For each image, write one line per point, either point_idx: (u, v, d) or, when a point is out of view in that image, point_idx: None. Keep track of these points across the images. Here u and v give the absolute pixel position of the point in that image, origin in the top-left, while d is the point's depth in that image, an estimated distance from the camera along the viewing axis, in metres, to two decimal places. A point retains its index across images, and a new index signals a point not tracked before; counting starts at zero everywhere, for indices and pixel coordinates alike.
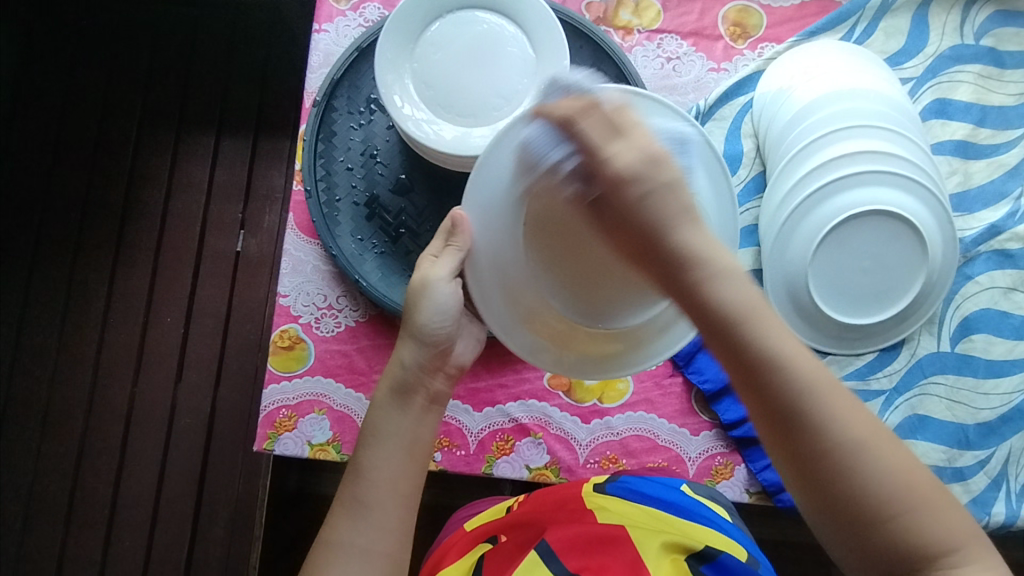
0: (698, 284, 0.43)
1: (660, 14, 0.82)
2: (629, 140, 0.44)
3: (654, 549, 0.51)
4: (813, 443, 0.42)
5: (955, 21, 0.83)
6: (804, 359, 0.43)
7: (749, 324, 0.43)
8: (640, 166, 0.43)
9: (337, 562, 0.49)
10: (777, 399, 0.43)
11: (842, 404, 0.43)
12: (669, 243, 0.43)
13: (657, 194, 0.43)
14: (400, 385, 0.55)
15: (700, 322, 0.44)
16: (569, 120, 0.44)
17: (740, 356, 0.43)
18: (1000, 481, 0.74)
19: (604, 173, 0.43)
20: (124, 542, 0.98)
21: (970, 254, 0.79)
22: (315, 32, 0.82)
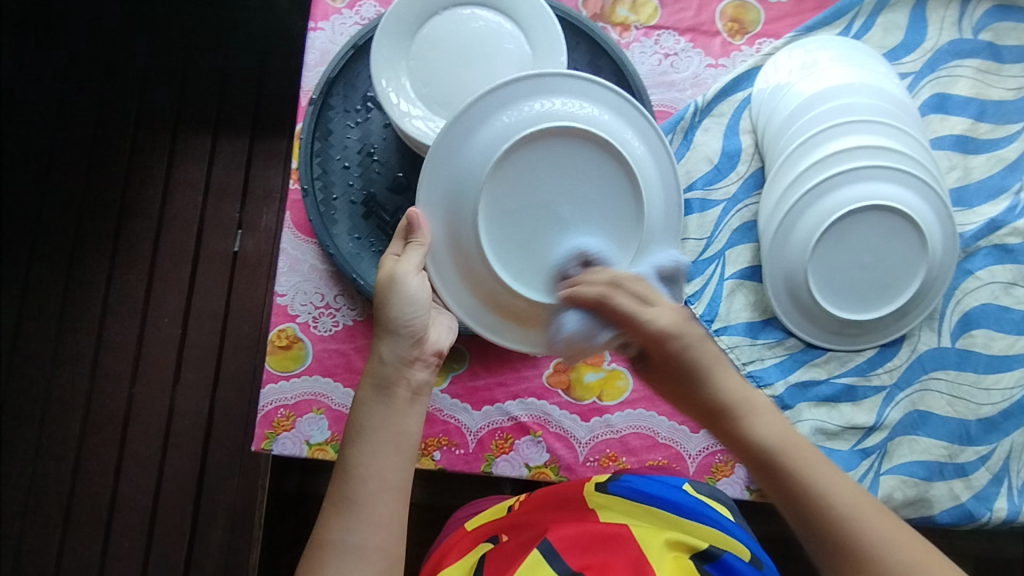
0: (736, 427, 0.44)
1: (657, 10, 0.82)
2: (660, 306, 0.47)
3: (657, 549, 0.49)
4: (868, 575, 0.38)
5: (952, 16, 0.83)
6: (846, 489, 0.41)
7: (790, 462, 0.42)
8: (676, 324, 0.46)
9: (329, 564, 0.45)
10: (821, 534, 0.40)
11: (887, 527, 0.39)
12: (706, 389, 0.45)
13: (695, 344, 0.45)
14: (378, 379, 0.52)
15: (750, 466, 0.44)
16: (603, 293, 0.49)
17: (777, 488, 0.42)
18: (1002, 477, 0.74)
19: (644, 332, 0.46)
20: (122, 543, 0.98)
21: (970, 249, 0.78)
22: (311, 31, 0.82)
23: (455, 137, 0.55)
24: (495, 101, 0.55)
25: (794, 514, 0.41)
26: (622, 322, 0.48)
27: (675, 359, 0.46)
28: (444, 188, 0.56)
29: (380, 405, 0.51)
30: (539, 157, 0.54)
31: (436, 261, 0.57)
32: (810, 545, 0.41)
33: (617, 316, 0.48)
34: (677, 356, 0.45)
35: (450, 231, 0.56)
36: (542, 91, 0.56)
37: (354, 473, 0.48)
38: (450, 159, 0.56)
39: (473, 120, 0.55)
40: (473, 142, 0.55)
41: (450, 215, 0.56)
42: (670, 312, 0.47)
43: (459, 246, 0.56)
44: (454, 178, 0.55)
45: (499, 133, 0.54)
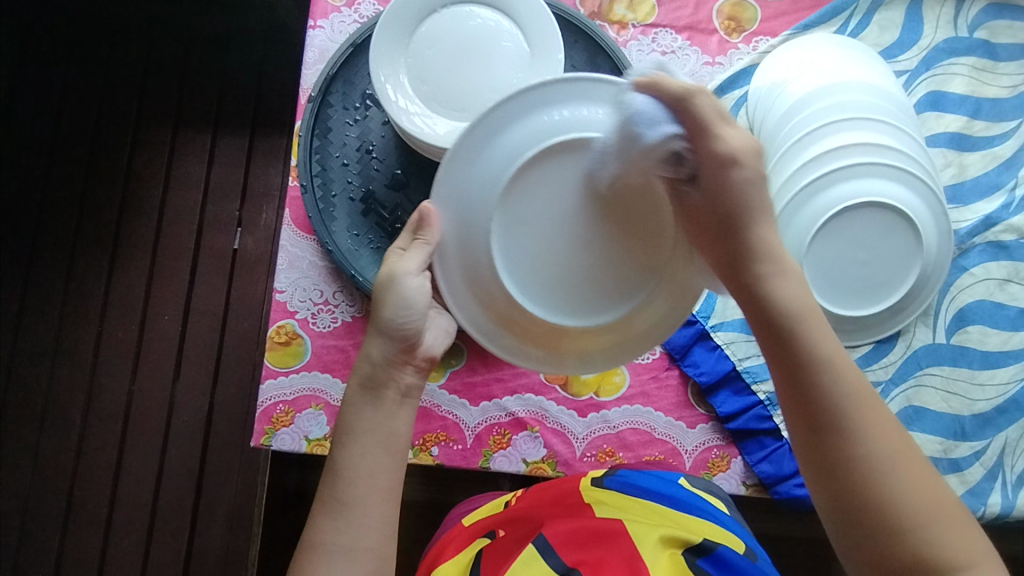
0: (754, 280, 0.48)
1: (655, 9, 0.83)
2: (737, 127, 0.49)
3: (651, 544, 0.50)
4: (842, 448, 0.43)
5: (948, 14, 0.83)
6: (846, 365, 0.45)
7: (798, 324, 0.46)
8: (747, 152, 0.48)
9: (319, 565, 0.46)
10: (810, 395, 0.44)
11: (873, 412, 0.44)
12: (742, 235, 0.48)
13: (754, 183, 0.48)
14: (366, 379, 0.52)
15: (755, 320, 0.48)
16: (687, 94, 0.48)
17: (780, 350, 0.46)
18: (996, 472, 0.74)
19: (705, 151, 0.48)
20: (123, 539, 0.98)
21: (965, 246, 0.79)
22: (310, 28, 0.82)
23: (471, 147, 0.52)
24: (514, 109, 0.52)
25: (788, 373, 0.45)
26: (697, 131, 0.48)
27: (727, 196, 0.48)
28: (455, 201, 0.53)
29: (369, 409, 0.51)
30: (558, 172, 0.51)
31: (442, 259, 0.54)
32: (790, 401, 0.45)
33: (694, 124, 0.48)
34: (724, 197, 0.48)
35: (463, 244, 0.54)
36: (565, 98, 0.52)
37: (345, 475, 0.49)
38: (463, 169, 0.53)
39: (492, 128, 0.52)
40: (486, 155, 0.52)
41: (462, 228, 0.53)
42: (745, 141, 0.49)
43: (471, 262, 0.53)
44: (467, 191, 0.53)
45: (520, 144, 0.51)
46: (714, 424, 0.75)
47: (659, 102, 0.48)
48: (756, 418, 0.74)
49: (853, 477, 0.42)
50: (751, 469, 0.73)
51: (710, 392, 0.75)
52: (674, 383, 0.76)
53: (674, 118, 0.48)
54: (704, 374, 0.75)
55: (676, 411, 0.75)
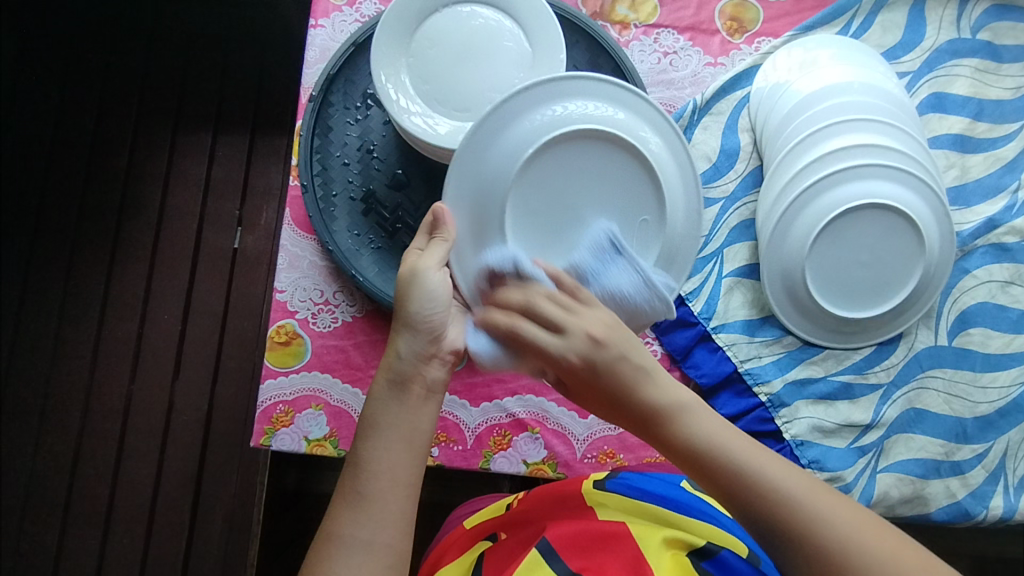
0: (667, 435, 0.47)
1: (657, 9, 0.82)
2: (581, 317, 0.48)
3: (656, 546, 0.49)
4: (812, 547, 0.41)
5: (951, 15, 0.83)
6: (784, 473, 0.44)
7: (716, 456, 0.45)
8: (596, 340, 0.47)
9: (336, 558, 0.45)
10: (765, 519, 0.43)
11: (828, 501, 0.43)
12: (632, 401, 0.47)
13: (619, 359, 0.47)
14: (394, 374, 0.50)
15: (685, 465, 0.46)
16: (513, 322, 0.49)
17: (717, 482, 0.45)
18: (998, 475, 0.74)
19: (561, 350, 0.47)
20: (121, 539, 0.98)
21: (967, 248, 0.78)
22: (311, 28, 0.82)
23: (482, 137, 0.56)
24: (520, 103, 0.56)
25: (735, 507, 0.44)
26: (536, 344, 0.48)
27: (600, 377, 0.47)
28: (468, 196, 0.57)
29: (395, 404, 0.50)
30: (564, 160, 0.56)
31: (459, 256, 0.55)
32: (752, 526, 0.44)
33: (530, 350, 0.48)
34: (602, 381, 0.47)
35: (475, 229, 0.56)
36: (567, 93, 0.57)
37: (365, 470, 0.47)
38: (476, 157, 0.56)
39: (500, 120, 0.56)
40: (492, 154, 0.56)
41: (473, 213, 0.56)
42: (603, 322, 0.48)
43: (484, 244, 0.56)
44: (480, 175, 0.56)
45: (526, 134, 0.56)
46: None
47: (495, 335, 0.50)
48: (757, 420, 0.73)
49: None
50: None
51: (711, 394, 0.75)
52: None
53: (512, 347, 0.50)
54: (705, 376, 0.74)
55: None
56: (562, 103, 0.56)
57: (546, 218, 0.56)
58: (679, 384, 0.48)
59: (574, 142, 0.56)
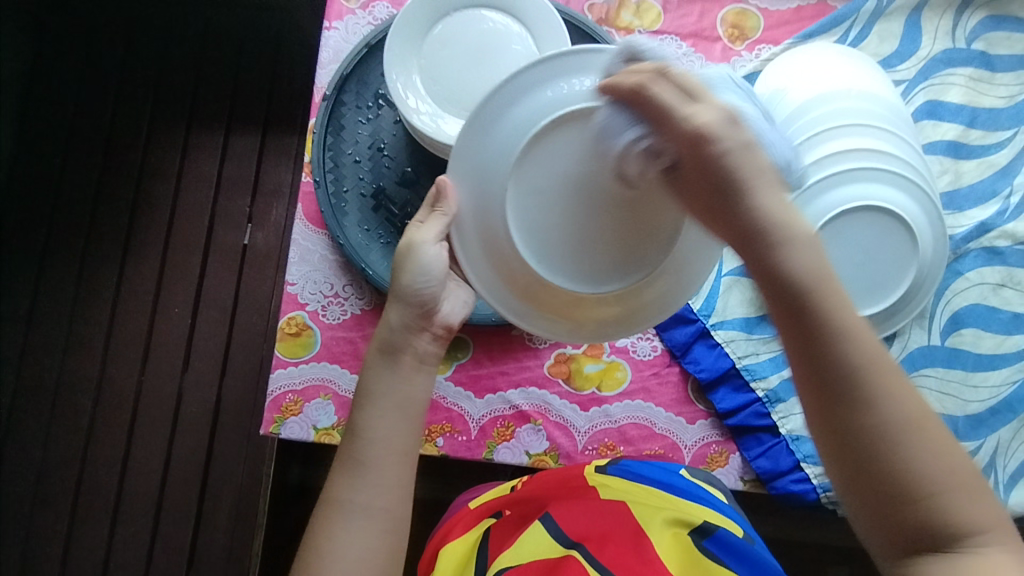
0: (765, 256, 0.45)
1: (661, 16, 0.85)
2: (706, 103, 0.46)
3: (657, 525, 0.52)
4: (861, 418, 0.42)
5: (947, 26, 0.85)
6: (869, 341, 0.44)
7: (816, 297, 0.44)
8: (720, 126, 0.45)
9: (338, 518, 0.49)
10: (834, 368, 0.43)
11: (893, 380, 0.43)
12: (743, 211, 0.45)
13: (737, 151, 0.45)
14: (385, 345, 0.54)
15: (771, 294, 0.45)
16: (640, 84, 0.46)
17: (795, 325, 0.44)
18: (989, 472, 0.76)
19: (680, 134, 0.45)
20: (129, 527, 1.00)
21: (960, 251, 0.81)
22: (325, 29, 0.84)
23: (485, 120, 0.54)
24: (524, 82, 0.53)
25: (807, 344, 0.44)
26: (658, 119, 0.46)
27: (712, 172, 0.45)
28: (471, 173, 0.55)
29: (387, 372, 0.54)
30: (571, 140, 0.52)
31: (459, 229, 0.56)
32: (811, 376, 0.44)
33: (651, 112, 0.46)
34: (716, 164, 0.44)
35: (478, 210, 0.55)
36: (576, 71, 0.53)
37: (363, 437, 0.51)
38: (476, 140, 0.54)
39: (505, 100, 0.54)
40: (497, 131, 0.54)
41: (476, 195, 0.55)
42: (721, 117, 0.45)
43: (486, 228, 0.55)
44: (482, 157, 0.54)
45: (533, 111, 0.53)
46: (713, 420, 0.76)
47: (619, 109, 0.47)
48: (755, 414, 0.75)
49: (876, 446, 0.42)
50: (749, 464, 0.75)
51: (709, 389, 0.77)
52: (675, 380, 0.77)
53: (638, 124, 0.46)
54: (704, 371, 0.77)
55: (676, 406, 0.77)
56: (571, 81, 0.53)
57: (550, 196, 0.53)
58: (795, 208, 0.46)
59: (580, 119, 0.52)
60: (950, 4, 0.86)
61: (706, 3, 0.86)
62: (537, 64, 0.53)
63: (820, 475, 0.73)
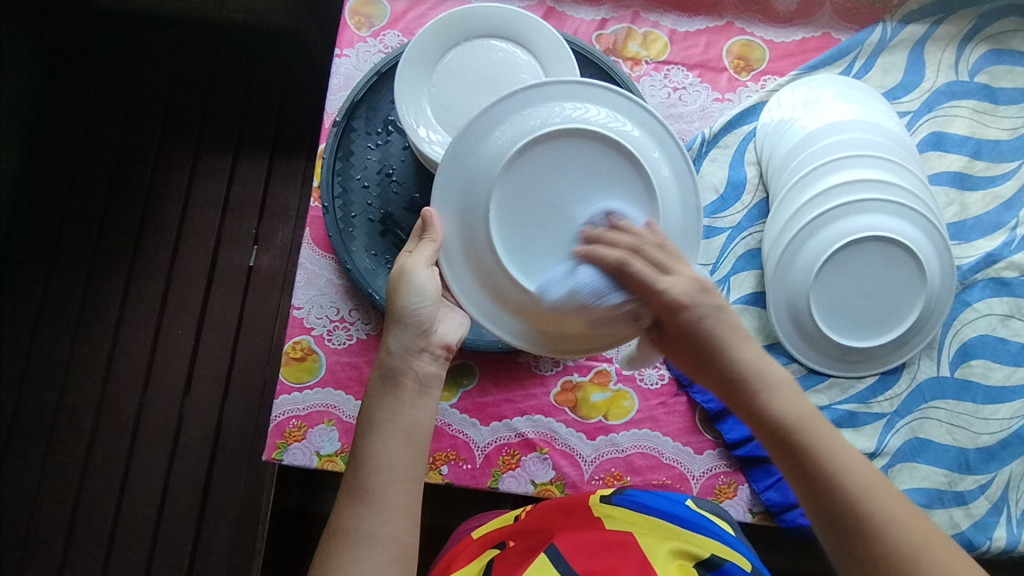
0: (748, 398, 0.47)
1: (667, 46, 0.86)
2: (677, 274, 0.49)
3: (662, 556, 0.51)
4: (873, 548, 0.41)
5: (950, 59, 0.86)
6: (868, 473, 0.44)
7: (803, 436, 0.45)
8: (694, 295, 0.48)
9: (344, 551, 0.46)
10: (840, 504, 0.43)
11: (905, 513, 0.42)
12: (725, 362, 0.47)
13: (711, 316, 0.48)
14: (386, 370, 0.53)
15: (763, 437, 0.47)
16: (623, 258, 0.50)
17: (791, 463, 0.45)
18: (1001, 506, 0.75)
19: (661, 302, 0.49)
20: (125, 553, 0.98)
21: (968, 281, 0.81)
22: (337, 56, 0.85)
23: (466, 147, 0.56)
24: (501, 111, 0.56)
25: (809, 483, 0.44)
26: (640, 289, 0.49)
27: (691, 332, 0.48)
28: (457, 195, 0.57)
29: (388, 397, 0.51)
30: (549, 160, 0.55)
31: (447, 255, 0.57)
32: (818, 516, 0.44)
33: (636, 284, 0.49)
34: (699, 327, 0.48)
35: (463, 229, 0.57)
36: (550, 97, 0.56)
37: (367, 466, 0.49)
38: (461, 162, 0.56)
39: (485, 125, 0.56)
40: (481, 153, 0.56)
41: (462, 217, 0.57)
42: (691, 278, 0.49)
43: (472, 248, 0.57)
44: (466, 178, 0.56)
45: (511, 134, 0.55)
46: (721, 450, 0.76)
47: (602, 273, 0.50)
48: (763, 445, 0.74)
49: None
50: (757, 496, 0.74)
51: (718, 419, 0.76)
52: (682, 409, 0.77)
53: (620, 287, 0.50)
54: (712, 401, 0.76)
55: (684, 436, 0.76)
56: (548, 106, 0.56)
57: (531, 216, 0.55)
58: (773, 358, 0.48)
59: (559, 140, 0.55)
60: (953, 38, 0.87)
61: (712, 35, 0.87)
62: (513, 95, 0.56)
63: None
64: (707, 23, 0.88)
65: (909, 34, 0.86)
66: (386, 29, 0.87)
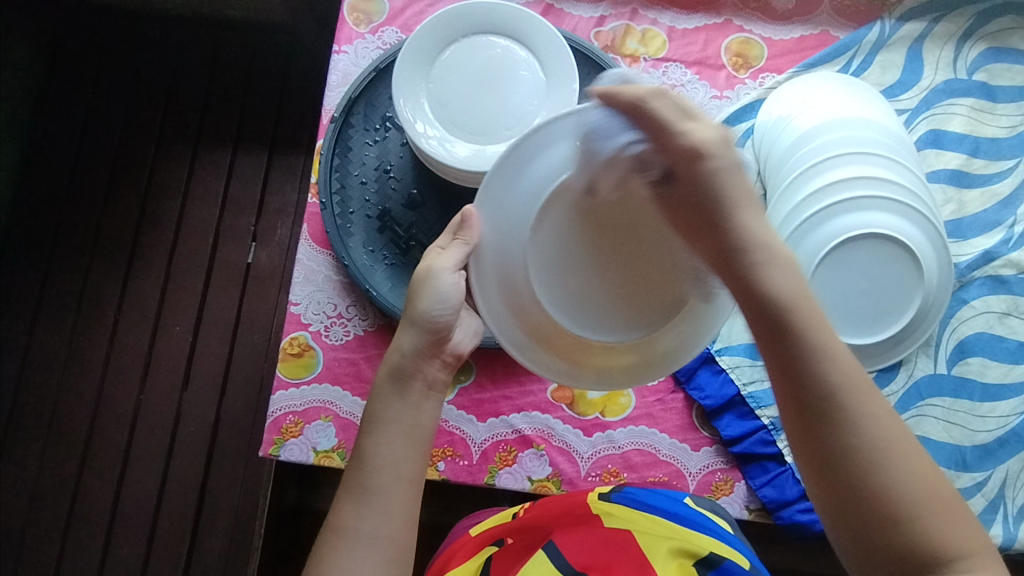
0: (749, 271, 0.46)
1: (666, 44, 0.86)
2: (699, 122, 0.49)
3: (661, 555, 0.51)
4: (835, 434, 0.43)
5: (948, 57, 0.86)
6: (849, 363, 0.45)
7: (795, 312, 0.45)
8: (715, 145, 0.48)
9: (343, 550, 0.47)
10: (813, 382, 0.44)
11: (871, 401, 0.44)
12: (725, 229, 0.47)
13: (726, 173, 0.47)
14: (396, 371, 0.53)
15: (746, 307, 0.47)
16: (640, 97, 0.49)
17: (773, 341, 0.46)
18: (998, 504, 0.75)
19: (675, 152, 0.48)
20: (122, 549, 0.98)
21: (965, 279, 0.81)
22: (335, 53, 0.85)
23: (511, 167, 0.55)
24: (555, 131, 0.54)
25: (782, 367, 0.45)
26: (657, 130, 0.49)
27: (701, 195, 0.48)
28: (498, 210, 0.55)
29: (397, 399, 0.52)
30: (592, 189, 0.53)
31: (476, 263, 0.55)
32: (788, 391, 0.45)
33: (647, 124, 0.49)
34: (705, 181, 0.47)
35: (498, 248, 0.55)
36: (605, 121, 0.54)
37: (369, 464, 0.49)
38: (508, 177, 0.55)
39: (532, 146, 0.54)
40: (530, 171, 0.54)
41: (498, 236, 0.55)
42: (712, 135, 0.49)
43: (506, 268, 0.55)
44: (509, 195, 0.55)
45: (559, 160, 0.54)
46: (718, 447, 0.76)
47: (616, 111, 0.49)
48: (760, 442, 0.74)
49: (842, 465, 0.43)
50: (754, 493, 0.74)
51: (714, 416, 0.76)
52: (679, 406, 0.77)
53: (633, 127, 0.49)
54: (708, 398, 0.76)
55: (680, 433, 0.76)
56: (602, 131, 0.54)
57: (568, 244, 0.54)
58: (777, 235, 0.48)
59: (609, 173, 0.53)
60: (952, 35, 0.87)
61: (710, 32, 0.87)
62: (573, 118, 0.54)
63: None
64: (705, 20, 0.88)
65: (908, 32, 0.86)
66: (384, 25, 0.87)
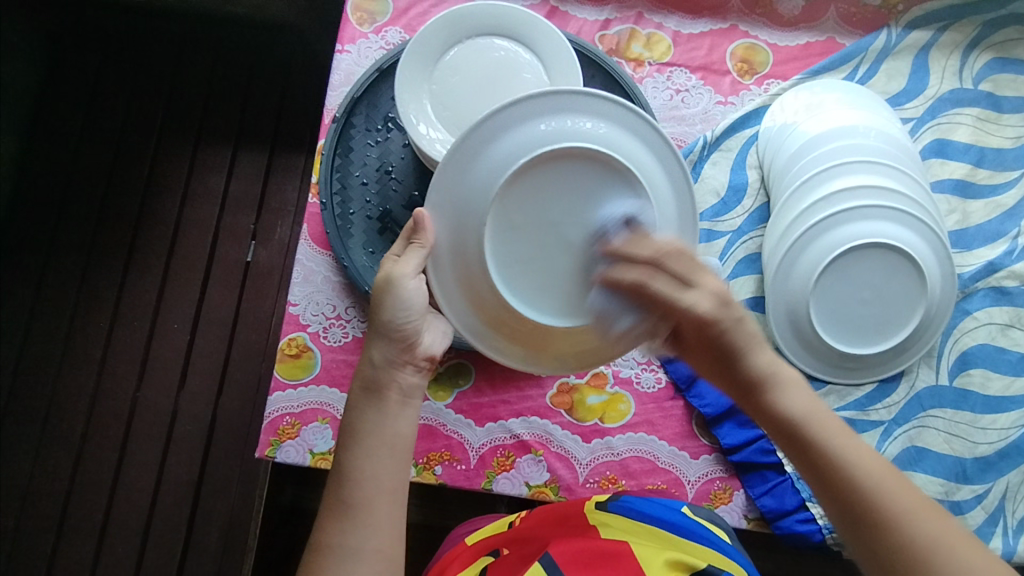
0: (758, 394, 0.47)
1: (670, 48, 0.86)
2: (701, 288, 0.48)
3: (656, 566, 0.50)
4: (893, 541, 0.39)
5: (954, 66, 0.86)
6: (880, 470, 0.42)
7: (813, 429, 0.44)
8: (717, 311, 0.47)
9: (328, 568, 0.45)
10: (847, 495, 0.41)
11: (921, 508, 0.40)
12: (742, 365, 0.47)
13: (733, 329, 0.47)
14: (369, 381, 0.52)
15: (773, 435, 0.46)
16: (643, 276, 0.48)
17: (802, 458, 0.44)
18: (998, 517, 0.74)
19: (685, 319, 0.47)
20: (116, 548, 0.97)
21: (968, 290, 0.80)
22: (338, 52, 0.85)
23: (467, 154, 0.53)
24: (507, 117, 0.53)
25: (821, 483, 0.43)
26: (659, 308, 0.48)
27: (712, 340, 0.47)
28: (453, 205, 0.54)
29: (373, 409, 0.51)
30: (552, 179, 0.52)
31: (436, 263, 0.55)
32: (829, 510, 0.43)
33: (657, 301, 0.48)
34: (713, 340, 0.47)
35: (457, 249, 0.54)
36: (562, 108, 0.53)
37: (349, 478, 0.48)
38: (458, 173, 0.53)
39: (490, 131, 0.53)
40: (478, 167, 0.53)
41: (455, 226, 0.54)
42: (718, 286, 0.48)
43: (462, 259, 0.54)
44: (464, 193, 0.53)
45: (512, 149, 0.52)
46: (717, 455, 0.75)
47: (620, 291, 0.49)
48: (760, 451, 0.74)
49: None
50: (753, 502, 0.74)
51: (714, 424, 0.75)
52: (679, 414, 0.76)
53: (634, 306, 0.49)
54: (709, 406, 0.75)
55: (680, 440, 0.75)
56: (558, 120, 0.53)
57: (526, 239, 0.53)
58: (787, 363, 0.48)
59: (557, 161, 0.52)
60: (958, 45, 0.86)
61: (716, 37, 0.87)
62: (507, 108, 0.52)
63: (826, 516, 0.71)
64: (711, 25, 0.87)
65: (913, 41, 0.86)
66: (388, 25, 0.86)
